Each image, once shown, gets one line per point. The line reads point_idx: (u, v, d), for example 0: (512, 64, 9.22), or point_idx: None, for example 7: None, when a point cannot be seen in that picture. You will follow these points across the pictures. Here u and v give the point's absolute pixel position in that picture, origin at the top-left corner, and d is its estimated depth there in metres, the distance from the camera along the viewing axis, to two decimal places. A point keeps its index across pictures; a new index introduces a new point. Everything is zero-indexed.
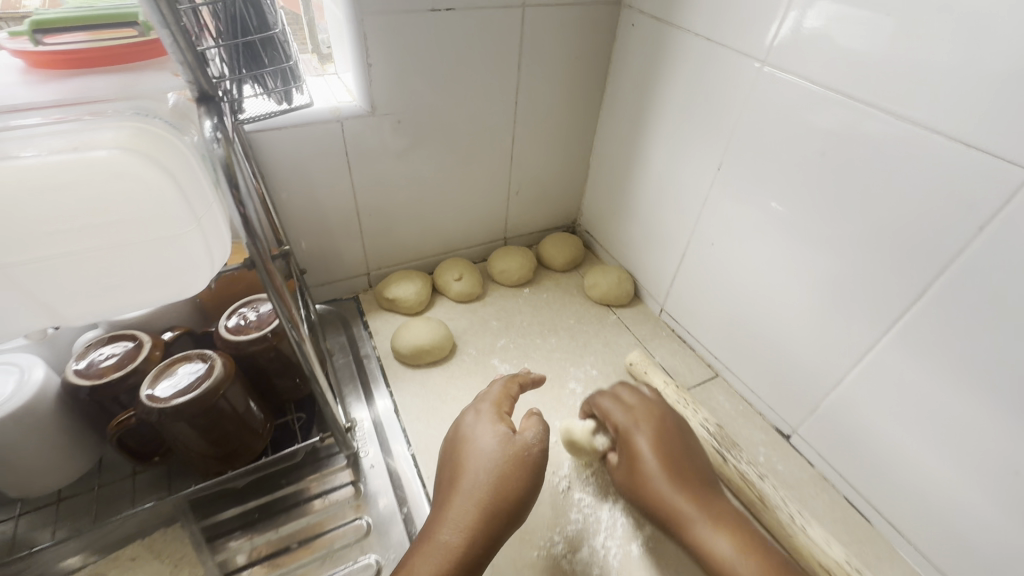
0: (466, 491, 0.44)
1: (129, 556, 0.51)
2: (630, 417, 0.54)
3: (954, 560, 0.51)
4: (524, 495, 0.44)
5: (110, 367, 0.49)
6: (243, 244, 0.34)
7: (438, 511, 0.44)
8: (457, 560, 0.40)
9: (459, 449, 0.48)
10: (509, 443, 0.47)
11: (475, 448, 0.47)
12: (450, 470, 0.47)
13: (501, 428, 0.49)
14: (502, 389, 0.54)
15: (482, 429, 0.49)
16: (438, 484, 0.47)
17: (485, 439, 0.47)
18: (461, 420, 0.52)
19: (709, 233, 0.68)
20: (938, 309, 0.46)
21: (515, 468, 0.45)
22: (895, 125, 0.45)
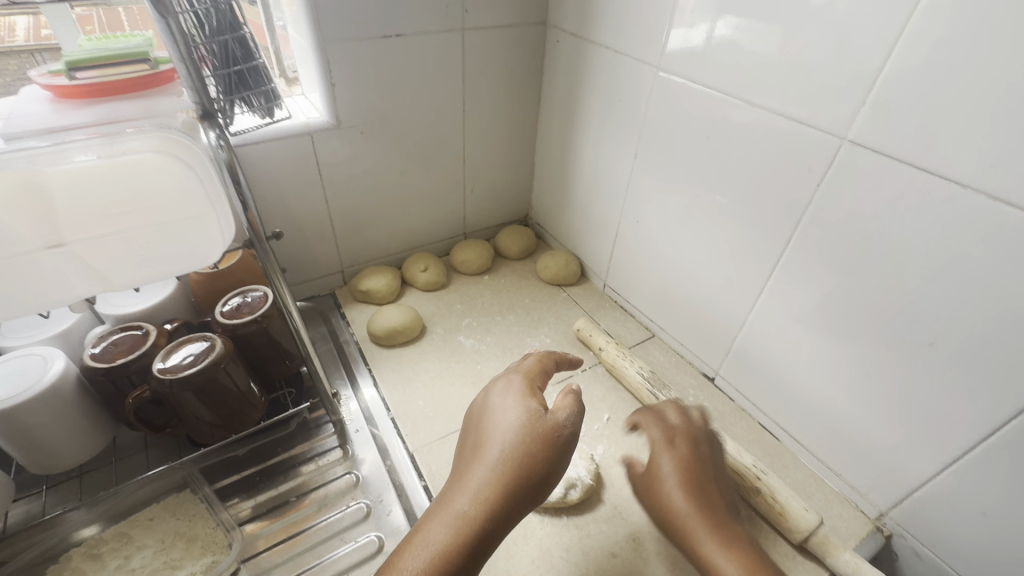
0: (491, 462, 0.43)
1: (147, 516, 0.57)
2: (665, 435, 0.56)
3: (837, 457, 0.63)
4: (546, 473, 0.43)
5: (122, 351, 0.57)
6: (242, 226, 0.45)
7: (460, 481, 0.43)
8: (473, 529, 0.40)
9: (484, 418, 0.47)
10: (537, 421, 0.45)
11: (504, 422, 0.45)
12: (478, 440, 0.45)
13: (531, 404, 0.46)
14: (539, 364, 0.53)
15: (512, 403, 0.47)
16: (464, 450, 0.46)
17: (513, 410, 0.46)
18: (490, 390, 0.50)
19: (635, 213, 0.80)
20: (801, 251, 0.58)
21: (543, 446, 0.44)
22: (755, 111, 0.58)
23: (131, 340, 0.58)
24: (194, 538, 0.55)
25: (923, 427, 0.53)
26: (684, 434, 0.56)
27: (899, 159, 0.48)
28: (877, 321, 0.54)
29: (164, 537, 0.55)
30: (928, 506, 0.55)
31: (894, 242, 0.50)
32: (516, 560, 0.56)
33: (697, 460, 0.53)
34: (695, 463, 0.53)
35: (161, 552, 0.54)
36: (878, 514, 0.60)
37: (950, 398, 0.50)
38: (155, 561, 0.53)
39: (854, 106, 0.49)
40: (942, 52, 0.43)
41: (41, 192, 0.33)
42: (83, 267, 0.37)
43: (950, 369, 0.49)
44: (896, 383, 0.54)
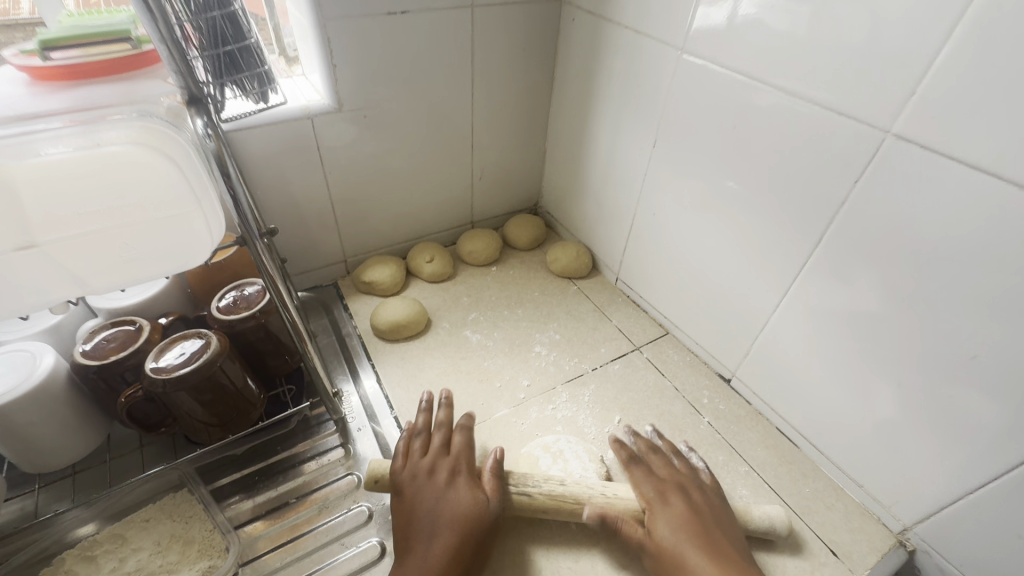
0: (445, 552, 0.47)
1: (142, 518, 0.55)
2: (661, 489, 0.53)
3: (861, 467, 0.60)
4: (481, 556, 0.50)
5: (114, 348, 0.54)
6: (235, 224, 0.42)
7: (415, 571, 0.46)
8: None
9: (435, 500, 0.51)
10: (485, 506, 0.51)
11: (455, 512, 0.50)
12: (429, 523, 0.49)
13: (479, 493, 0.52)
14: (465, 440, 0.58)
15: (459, 489, 0.52)
16: (410, 532, 0.49)
17: (467, 497, 0.51)
18: (433, 472, 0.54)
19: (651, 204, 0.76)
20: (832, 252, 0.54)
21: (487, 528, 0.50)
22: (787, 99, 0.53)
23: (124, 336, 0.56)
24: (190, 541, 0.54)
25: (959, 444, 0.49)
26: (676, 486, 0.54)
27: (948, 155, 0.43)
28: (910, 330, 0.50)
29: (159, 540, 0.54)
30: (958, 523, 0.52)
31: (937, 246, 0.46)
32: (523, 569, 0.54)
33: (706, 518, 0.51)
34: (697, 517, 0.51)
35: (156, 555, 0.53)
36: (902, 528, 0.58)
37: (988, 415, 0.46)
38: (150, 564, 0.52)
39: (900, 96, 0.45)
40: (1007, 36, 0.38)
41: (6, 189, 0.30)
42: (58, 268, 0.34)
43: (988, 385, 0.46)
44: (931, 395, 0.50)
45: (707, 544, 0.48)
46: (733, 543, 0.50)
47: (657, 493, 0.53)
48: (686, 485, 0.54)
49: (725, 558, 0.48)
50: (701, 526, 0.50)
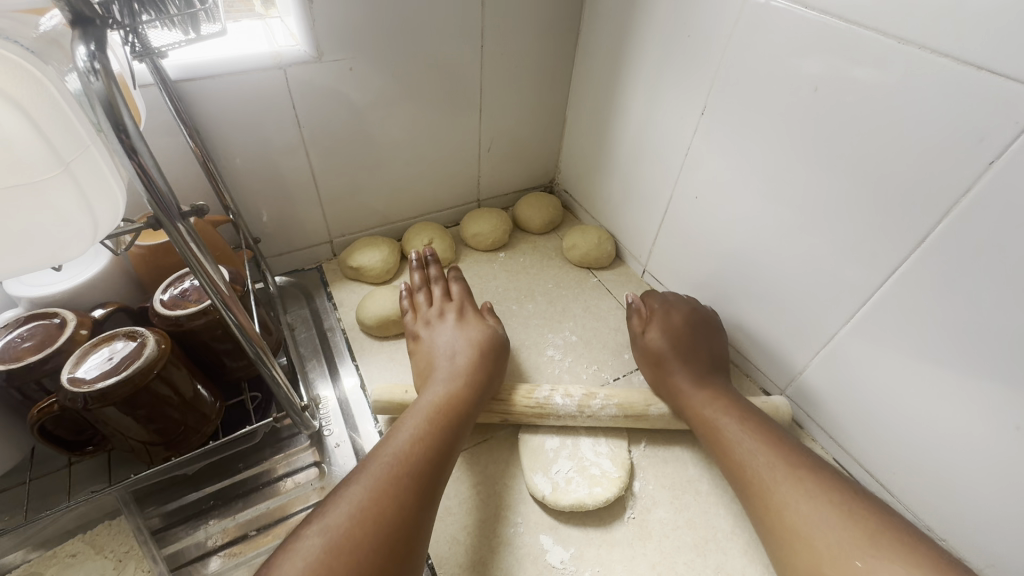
0: (472, 364, 0.54)
1: (68, 552, 0.46)
2: (664, 305, 0.62)
3: (944, 518, 0.49)
4: (499, 373, 0.56)
5: (28, 349, 0.44)
6: (142, 200, 0.30)
7: (450, 376, 0.53)
8: (455, 406, 0.50)
9: (445, 335, 0.58)
10: (493, 335, 0.58)
11: (472, 338, 0.57)
12: (447, 349, 0.56)
13: (484, 325, 0.59)
14: (463, 286, 0.64)
15: (468, 324, 0.59)
16: (435, 356, 0.56)
17: (475, 330, 0.58)
18: (443, 316, 0.60)
19: (692, 185, 0.63)
20: (940, 256, 0.42)
21: (498, 352, 0.57)
22: (898, 51, 0.40)
23: (41, 334, 0.45)
24: None
25: None
26: (682, 305, 0.62)
27: None
28: None
29: None
30: None
31: None
32: None
33: (699, 331, 0.60)
34: (688, 328, 0.60)
35: None
36: None
37: None
38: None
39: None
40: None
41: None
42: None
43: None
44: None
45: (697, 358, 0.57)
46: (716, 354, 0.59)
47: (663, 307, 0.62)
48: (690, 306, 0.62)
49: (701, 360, 0.57)
50: (691, 336, 0.59)
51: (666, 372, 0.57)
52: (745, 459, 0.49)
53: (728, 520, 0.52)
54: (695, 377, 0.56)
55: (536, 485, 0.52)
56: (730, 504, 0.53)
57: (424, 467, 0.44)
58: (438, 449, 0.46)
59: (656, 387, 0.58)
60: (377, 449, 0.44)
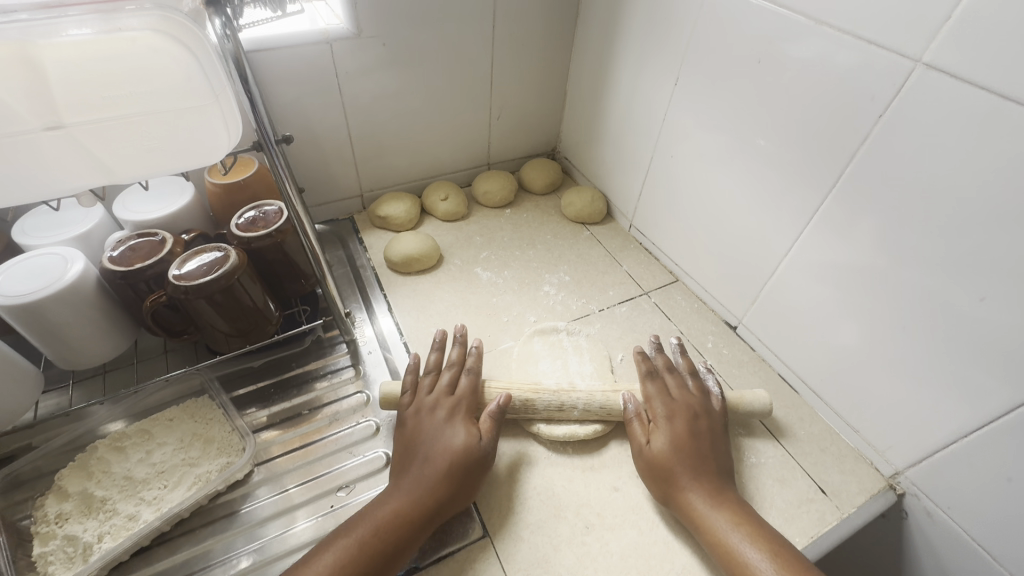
0: (436, 480, 0.50)
1: (166, 417, 0.59)
2: (669, 407, 0.57)
3: (856, 412, 0.61)
4: (468, 484, 0.52)
5: (139, 257, 0.57)
6: (251, 126, 0.42)
7: (405, 488, 0.50)
8: (401, 525, 0.48)
9: (422, 434, 0.54)
10: (473, 443, 0.53)
11: (449, 447, 0.52)
12: (422, 453, 0.52)
13: (470, 430, 0.54)
14: (472, 382, 0.59)
15: (456, 426, 0.54)
16: (407, 454, 0.53)
17: (457, 435, 0.53)
18: (433, 411, 0.56)
19: (669, 145, 0.74)
20: (850, 193, 0.53)
21: (473, 462, 0.52)
22: (817, 29, 0.51)
23: (148, 246, 0.58)
24: (211, 440, 0.57)
25: (958, 388, 0.49)
26: (684, 407, 0.57)
27: (981, 86, 0.41)
28: (920, 274, 0.49)
29: (182, 437, 0.57)
30: (948, 467, 0.53)
31: (958, 186, 0.45)
32: (519, 486, 0.57)
33: (707, 444, 0.54)
34: (696, 440, 0.54)
35: (180, 450, 0.56)
36: (893, 472, 0.58)
37: (985, 358, 0.46)
38: (174, 457, 0.56)
39: (936, 21, 0.43)
40: None
41: (34, 65, 0.30)
42: (84, 151, 0.35)
43: (995, 329, 0.45)
44: (933, 342, 0.50)
45: (703, 470, 0.52)
46: (720, 465, 0.54)
47: (667, 411, 0.57)
48: (692, 409, 0.57)
49: (707, 476, 0.52)
50: (696, 448, 0.54)
51: (668, 479, 0.52)
52: None
53: None
54: (706, 494, 0.51)
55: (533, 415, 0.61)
56: None
57: None
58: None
59: (662, 496, 0.53)
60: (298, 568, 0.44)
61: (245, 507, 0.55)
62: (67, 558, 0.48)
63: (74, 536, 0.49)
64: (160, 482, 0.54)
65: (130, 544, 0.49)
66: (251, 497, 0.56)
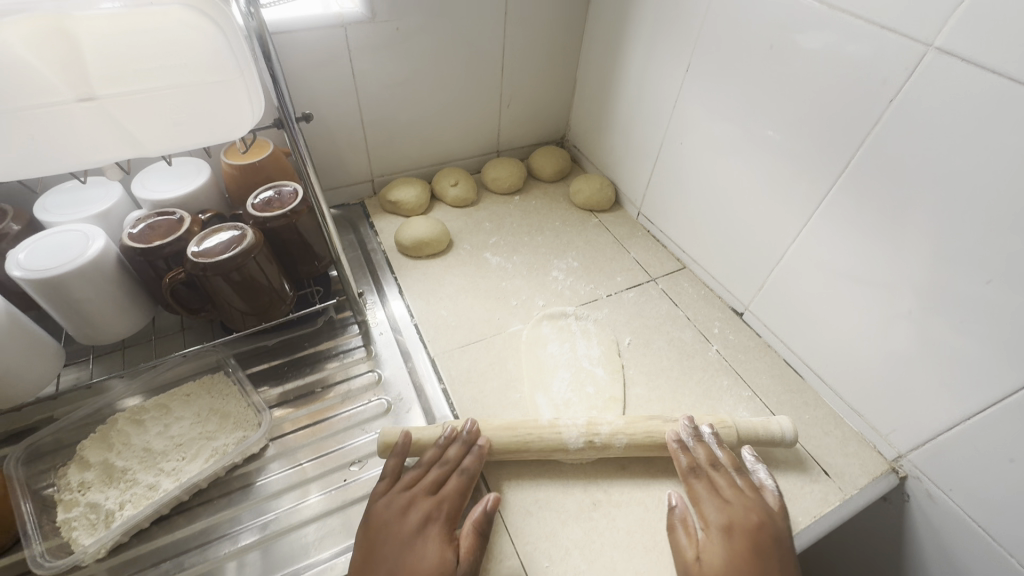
0: None
1: (183, 392, 0.60)
2: (723, 515, 0.50)
3: (861, 397, 0.61)
4: None
5: (159, 235, 0.58)
6: (273, 105, 0.43)
7: None
8: None
9: (389, 547, 0.47)
10: (444, 574, 0.46)
11: (416, 570, 0.45)
12: (382, 575, 0.45)
13: (445, 555, 0.47)
14: (461, 485, 0.52)
15: (430, 539, 0.48)
16: (367, 570, 0.46)
17: (428, 558, 0.46)
18: (408, 519, 0.49)
19: (679, 133, 0.75)
20: (859, 177, 0.54)
21: None
22: (830, 13, 0.52)
23: (167, 225, 0.59)
24: (226, 415, 0.59)
25: (964, 372, 0.50)
26: (743, 514, 0.50)
27: (992, 69, 0.42)
28: (927, 259, 0.50)
29: (200, 412, 0.59)
30: (952, 450, 0.53)
31: (969, 169, 0.45)
32: (528, 464, 0.58)
33: (771, 563, 0.47)
34: (759, 559, 0.47)
35: (197, 424, 0.58)
36: (896, 455, 0.59)
37: (990, 342, 0.47)
38: (192, 431, 0.57)
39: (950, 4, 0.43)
40: None
41: (68, 38, 0.31)
42: (114, 124, 0.36)
43: (1000, 312, 0.46)
44: (940, 327, 0.51)
45: None
46: None
47: (722, 521, 0.50)
48: (751, 517, 0.50)
49: None
50: (760, 570, 0.47)
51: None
52: None
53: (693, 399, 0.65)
54: None
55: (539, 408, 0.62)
56: (696, 388, 0.66)
57: None
58: None
59: None
60: None
61: (260, 480, 0.56)
62: (90, 525, 0.50)
63: (97, 504, 0.51)
64: (178, 453, 0.55)
65: (151, 512, 0.51)
66: (265, 470, 0.57)
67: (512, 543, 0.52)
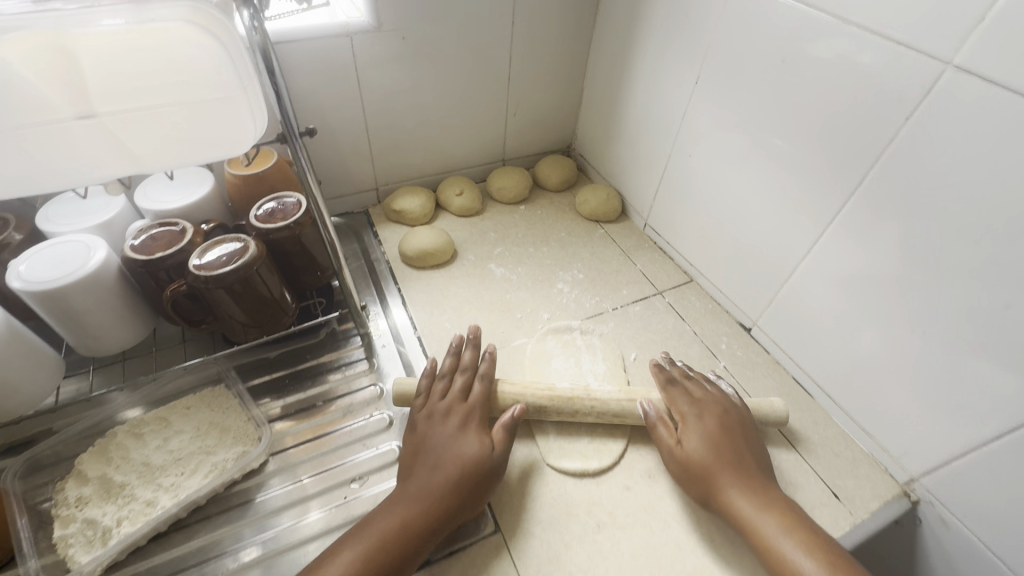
0: (444, 489, 0.49)
1: (183, 405, 0.59)
2: (695, 407, 0.57)
3: (872, 418, 0.60)
4: (475, 497, 0.51)
5: (161, 246, 0.58)
6: (277, 122, 0.43)
7: (412, 495, 0.49)
8: (402, 538, 0.46)
9: (432, 441, 0.53)
10: (484, 452, 0.52)
11: (462, 454, 0.52)
12: (429, 462, 0.51)
13: (483, 440, 0.53)
14: (485, 389, 0.58)
15: (468, 434, 0.54)
16: (417, 460, 0.52)
17: (468, 444, 0.53)
18: (444, 417, 0.55)
19: (687, 145, 0.74)
20: (872, 195, 0.53)
21: (482, 474, 0.51)
22: (843, 29, 0.51)
23: (169, 236, 0.59)
24: (226, 429, 0.58)
25: (980, 397, 0.49)
26: (712, 407, 0.57)
27: (1012, 89, 0.41)
28: (942, 280, 0.49)
29: (199, 426, 0.58)
30: (967, 477, 0.52)
31: (987, 190, 0.44)
32: (531, 482, 0.57)
33: (743, 441, 0.55)
34: (728, 435, 0.54)
35: (197, 438, 0.57)
36: (908, 479, 0.58)
37: (1007, 367, 0.46)
38: (191, 445, 0.56)
39: (968, 22, 0.42)
40: None
41: (68, 56, 0.31)
42: (114, 141, 0.35)
43: (1018, 337, 0.44)
44: (955, 350, 0.49)
45: (745, 471, 0.52)
46: (757, 459, 0.54)
47: (694, 410, 0.57)
48: (721, 410, 0.57)
49: (750, 475, 0.52)
50: (732, 446, 0.54)
51: (707, 483, 0.52)
52: None
53: None
54: (747, 487, 0.51)
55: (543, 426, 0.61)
56: None
57: None
58: None
59: (702, 497, 0.53)
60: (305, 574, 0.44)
61: (260, 496, 0.55)
62: (86, 542, 0.49)
63: (93, 520, 0.50)
64: (176, 469, 0.54)
65: (148, 530, 0.50)
66: (264, 486, 0.56)
67: (515, 567, 0.51)
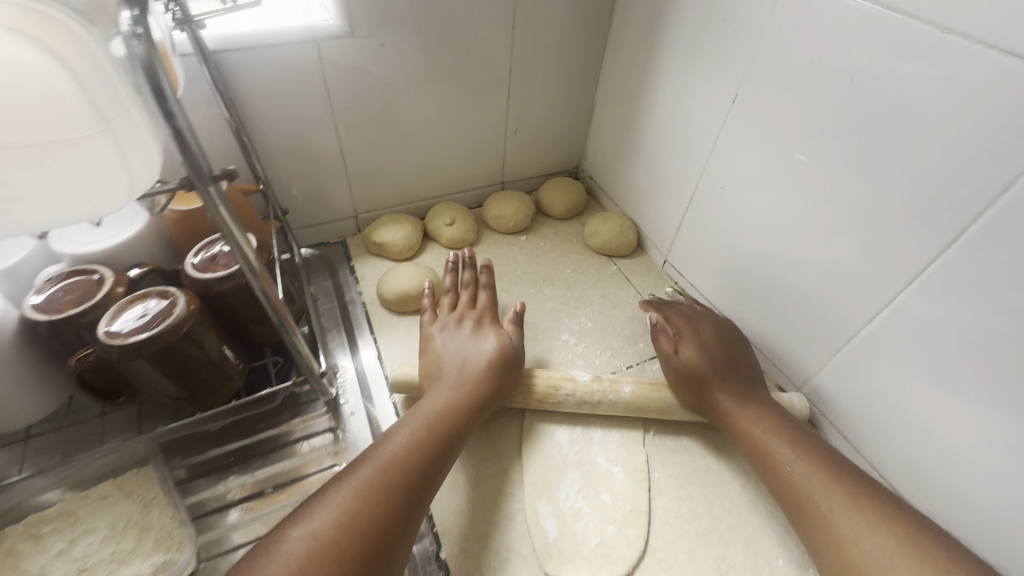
0: (475, 375, 0.53)
1: (99, 495, 0.49)
2: (688, 321, 0.60)
3: None
4: (503, 386, 0.54)
5: (70, 301, 0.46)
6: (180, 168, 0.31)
7: (448, 387, 0.52)
8: (445, 421, 0.48)
9: (450, 347, 0.56)
10: (503, 342, 0.56)
11: (484, 351, 0.55)
12: (453, 362, 0.54)
13: (499, 334, 0.57)
14: (491, 296, 0.62)
15: (485, 333, 0.57)
16: (441, 366, 0.54)
17: (487, 343, 0.56)
18: (458, 324, 0.58)
19: (719, 175, 0.62)
20: (968, 257, 0.40)
21: (506, 363, 0.55)
22: (939, 41, 0.38)
23: (83, 287, 0.47)
24: (147, 528, 0.47)
25: None
26: (706, 322, 0.59)
27: None
28: None
29: (114, 523, 0.47)
30: None
31: None
32: None
33: (739, 350, 0.58)
34: (722, 347, 0.57)
35: (109, 541, 0.46)
36: None
37: None
38: (101, 551, 0.45)
39: None
40: None
41: None
42: None
43: None
44: None
45: (736, 378, 0.55)
46: (751, 368, 0.56)
47: (691, 326, 0.59)
48: (716, 322, 0.59)
49: (739, 381, 0.55)
50: (725, 357, 0.56)
51: (700, 387, 0.55)
52: (797, 484, 0.47)
53: (734, 512, 0.52)
54: (737, 394, 0.54)
55: (542, 524, 0.50)
56: (736, 497, 0.53)
57: (411, 481, 0.42)
58: (426, 468, 0.44)
59: (695, 404, 0.56)
60: (364, 455, 0.44)
61: None
62: None
63: None
64: None
65: None
66: None
67: None
